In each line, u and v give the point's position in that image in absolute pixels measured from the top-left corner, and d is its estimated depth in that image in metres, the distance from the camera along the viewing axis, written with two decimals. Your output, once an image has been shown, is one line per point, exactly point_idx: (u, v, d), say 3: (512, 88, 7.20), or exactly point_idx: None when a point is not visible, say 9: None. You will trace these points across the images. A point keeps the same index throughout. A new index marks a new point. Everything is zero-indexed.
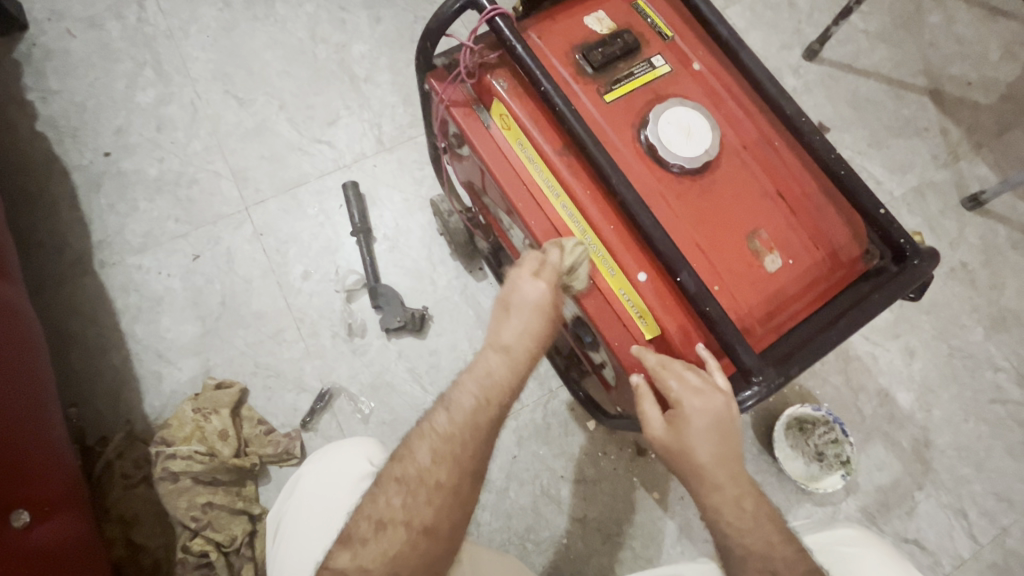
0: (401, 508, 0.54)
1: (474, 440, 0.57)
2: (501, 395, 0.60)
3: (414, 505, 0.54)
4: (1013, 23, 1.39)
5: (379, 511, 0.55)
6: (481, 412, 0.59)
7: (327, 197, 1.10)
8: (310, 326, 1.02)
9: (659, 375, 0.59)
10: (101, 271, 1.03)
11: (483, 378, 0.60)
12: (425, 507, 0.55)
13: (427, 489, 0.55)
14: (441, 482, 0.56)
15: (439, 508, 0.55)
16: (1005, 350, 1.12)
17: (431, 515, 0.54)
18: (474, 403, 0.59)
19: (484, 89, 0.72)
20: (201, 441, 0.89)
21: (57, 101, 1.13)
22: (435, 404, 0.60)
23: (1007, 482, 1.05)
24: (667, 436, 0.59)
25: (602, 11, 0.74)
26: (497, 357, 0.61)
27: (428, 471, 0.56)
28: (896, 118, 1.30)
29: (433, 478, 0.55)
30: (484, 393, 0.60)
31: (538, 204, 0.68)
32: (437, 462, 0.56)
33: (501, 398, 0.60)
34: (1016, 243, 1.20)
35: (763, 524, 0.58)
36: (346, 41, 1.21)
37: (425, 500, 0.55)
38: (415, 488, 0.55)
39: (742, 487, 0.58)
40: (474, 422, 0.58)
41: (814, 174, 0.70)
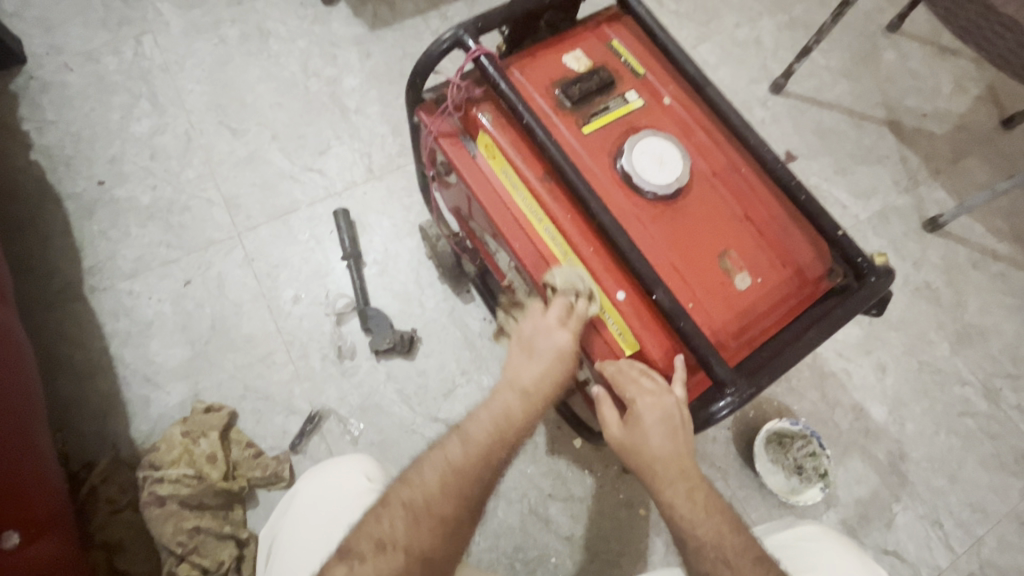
0: (404, 532, 0.57)
1: (484, 486, 0.62)
2: (512, 436, 0.65)
3: (416, 531, 0.58)
4: (963, 59, 1.49)
5: (381, 532, 0.57)
6: (493, 449, 0.64)
7: (318, 223, 1.13)
8: (300, 348, 1.03)
9: (618, 381, 0.63)
10: (91, 297, 1.04)
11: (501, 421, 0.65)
12: (424, 535, 0.58)
13: (429, 517, 0.59)
14: (445, 513, 0.59)
15: (437, 540, 0.58)
16: (970, 364, 1.18)
17: (429, 544, 0.58)
18: (490, 446, 0.64)
19: (470, 121, 0.76)
20: (189, 463, 0.89)
21: (52, 131, 1.16)
22: (448, 434, 0.65)
23: (979, 492, 1.08)
24: (622, 435, 0.64)
25: (579, 50, 0.79)
26: (514, 397, 0.67)
27: (435, 501, 0.60)
28: (859, 147, 1.38)
29: (439, 508, 0.59)
30: (498, 429, 0.65)
31: (546, 261, 0.71)
32: (445, 494, 0.60)
33: (513, 441, 0.65)
34: (975, 262, 1.27)
35: (710, 516, 0.61)
36: (337, 75, 1.26)
37: (425, 528, 0.58)
38: (419, 514, 0.59)
39: (692, 478, 0.62)
40: (492, 466, 0.64)
41: (778, 199, 0.75)
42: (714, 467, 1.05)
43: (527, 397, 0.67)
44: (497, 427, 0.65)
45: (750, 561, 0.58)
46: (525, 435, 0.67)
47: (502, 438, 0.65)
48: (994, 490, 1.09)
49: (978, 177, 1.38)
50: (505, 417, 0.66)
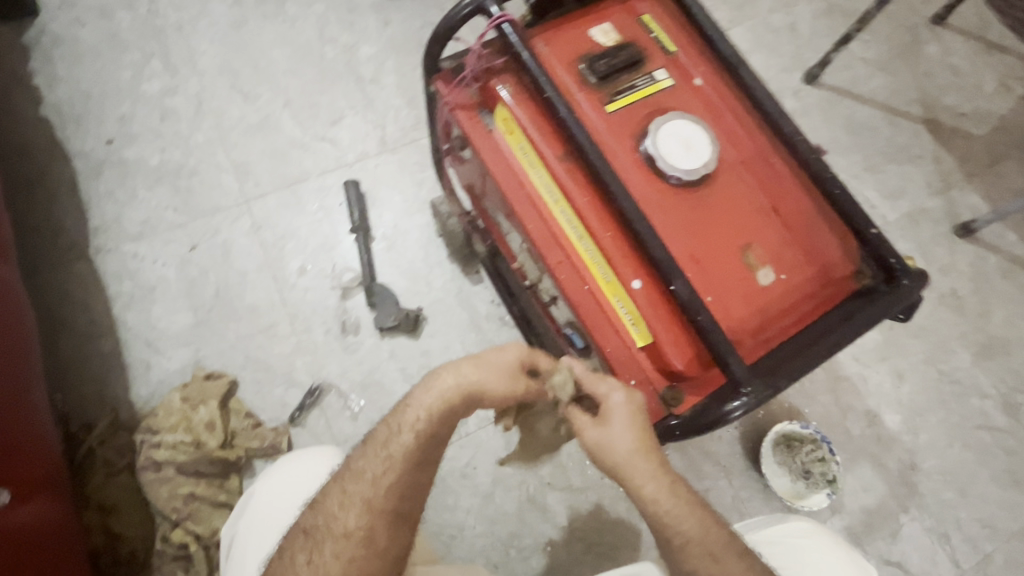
0: (306, 563, 0.56)
1: (395, 488, 0.58)
2: (426, 436, 0.59)
3: (318, 558, 0.56)
4: (1009, 57, 1.42)
5: (282, 567, 0.56)
6: (402, 456, 0.58)
7: (327, 194, 1.11)
8: (304, 321, 1.02)
9: (590, 385, 0.60)
10: (96, 257, 1.03)
11: (408, 418, 0.59)
12: (330, 559, 0.56)
13: (333, 538, 0.57)
14: (349, 528, 0.57)
15: (345, 561, 0.56)
16: (991, 377, 1.13)
17: (338, 567, 0.56)
18: (393, 443, 0.59)
19: (488, 93, 0.73)
20: (187, 430, 0.88)
21: (62, 87, 1.14)
22: (359, 445, 0.61)
23: (991, 509, 1.05)
24: (593, 433, 0.59)
25: (608, 24, 0.75)
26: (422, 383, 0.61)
27: (336, 518, 0.57)
28: (892, 145, 1.32)
29: (342, 525, 0.57)
30: (404, 430, 0.59)
31: (546, 222, 0.68)
32: (347, 508, 0.58)
33: (422, 436, 0.59)
34: (1005, 272, 1.22)
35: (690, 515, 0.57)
36: (353, 43, 1.22)
37: (330, 553, 0.56)
38: (321, 539, 0.57)
39: (670, 472, 0.58)
40: (409, 461, 0.58)
41: (810, 192, 0.71)
42: (718, 466, 1.02)
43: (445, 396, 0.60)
44: (406, 429, 0.59)
45: (734, 554, 0.56)
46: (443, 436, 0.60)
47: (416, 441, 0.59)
48: (1006, 507, 1.05)
49: (1016, 182, 1.31)
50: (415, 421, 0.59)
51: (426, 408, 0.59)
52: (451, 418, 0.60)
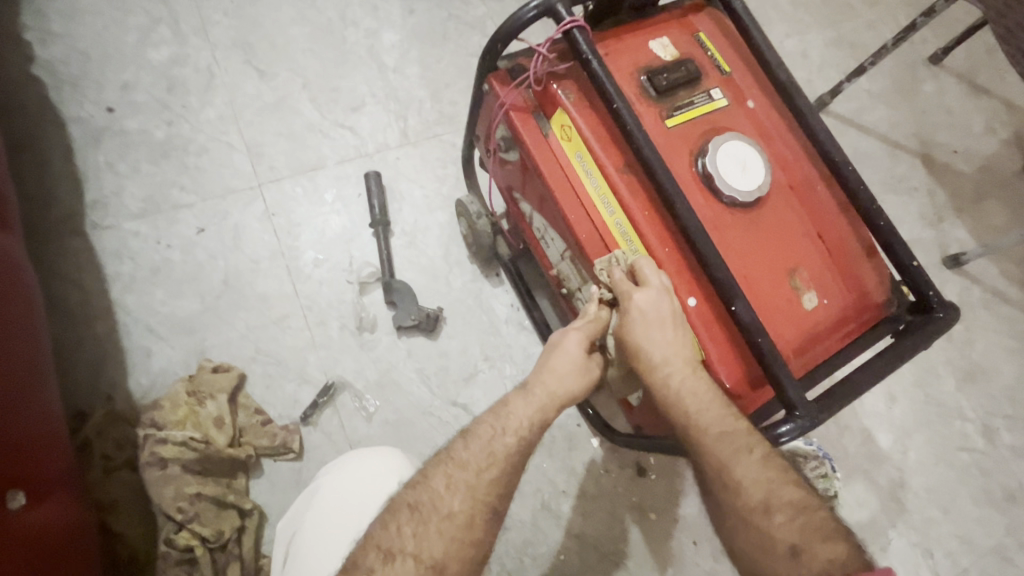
0: (412, 537, 0.56)
1: (496, 482, 0.61)
2: (522, 429, 0.65)
3: (425, 536, 0.57)
4: (993, 101, 1.49)
5: (389, 540, 0.56)
6: (500, 444, 0.63)
7: (345, 183, 1.07)
8: (318, 315, 0.98)
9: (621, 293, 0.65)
10: (93, 234, 0.96)
11: (511, 422, 0.65)
12: (435, 538, 0.57)
13: (439, 518, 0.58)
14: (454, 510, 0.59)
15: (449, 542, 0.57)
16: (973, 402, 1.20)
17: (441, 547, 0.57)
18: (497, 442, 0.63)
19: (547, 98, 0.71)
20: (195, 426, 0.84)
21: (58, 45, 1.05)
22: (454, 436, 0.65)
23: (969, 526, 1.12)
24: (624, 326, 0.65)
25: (666, 38, 0.75)
26: (514, 393, 0.68)
27: (442, 499, 0.59)
28: (890, 175, 1.38)
29: (447, 506, 0.59)
30: (500, 423, 0.65)
31: (601, 233, 0.68)
32: (452, 491, 0.60)
33: (523, 434, 0.64)
34: (987, 303, 1.29)
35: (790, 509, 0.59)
36: (376, 28, 1.18)
37: (435, 531, 0.57)
38: (427, 516, 0.58)
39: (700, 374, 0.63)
40: (509, 461, 0.63)
41: (851, 220, 0.73)
42: None
43: (528, 391, 0.68)
44: (508, 428, 0.64)
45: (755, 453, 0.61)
46: (536, 437, 0.66)
47: (513, 433, 0.64)
48: (982, 524, 1.12)
49: (1000, 219, 1.38)
50: (510, 416, 0.66)
51: (525, 413, 0.66)
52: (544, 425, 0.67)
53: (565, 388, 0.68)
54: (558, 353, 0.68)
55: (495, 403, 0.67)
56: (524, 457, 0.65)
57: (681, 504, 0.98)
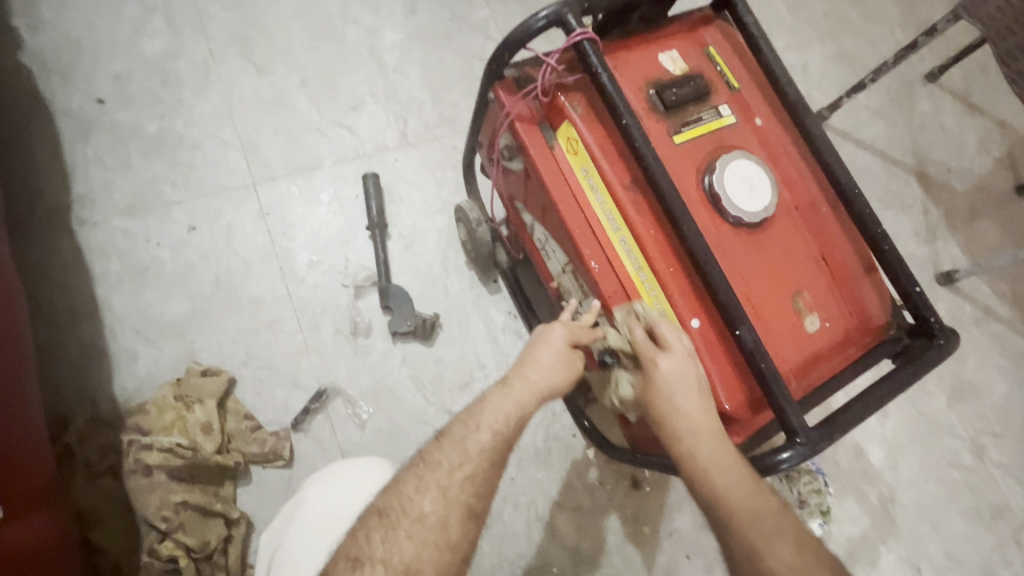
0: (380, 543, 0.54)
1: (470, 480, 0.59)
2: (501, 426, 0.61)
3: (393, 541, 0.55)
4: (988, 120, 1.50)
5: (357, 548, 0.54)
6: (474, 443, 0.60)
7: (343, 184, 1.05)
8: (311, 319, 0.95)
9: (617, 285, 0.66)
10: (79, 231, 0.93)
11: (485, 419, 0.61)
12: (405, 542, 0.55)
13: (407, 521, 0.56)
14: (424, 512, 0.56)
15: (420, 545, 0.55)
16: (963, 419, 1.21)
17: (412, 551, 0.54)
18: (471, 441, 0.60)
19: (554, 109, 0.70)
20: (182, 433, 0.81)
21: (48, 33, 1.02)
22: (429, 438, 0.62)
23: (957, 543, 1.13)
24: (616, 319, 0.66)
25: (675, 52, 0.74)
26: (495, 392, 0.63)
27: (412, 501, 0.57)
28: (887, 192, 1.40)
29: (417, 508, 0.56)
30: (474, 421, 0.61)
31: (603, 249, 0.67)
32: (422, 493, 0.57)
33: (499, 430, 0.61)
34: (979, 321, 1.30)
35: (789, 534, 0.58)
36: (377, 27, 1.16)
37: (404, 535, 0.55)
38: (397, 521, 0.56)
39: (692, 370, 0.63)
40: (486, 460, 0.60)
41: (854, 242, 0.73)
42: None
43: (507, 386, 0.64)
44: (483, 425, 0.61)
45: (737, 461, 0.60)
46: (517, 435, 0.62)
47: (492, 431, 0.61)
48: (970, 542, 1.13)
49: (992, 238, 1.40)
50: (491, 417, 0.62)
51: (502, 408, 0.62)
52: (523, 420, 0.63)
53: (548, 384, 0.65)
54: (545, 348, 0.66)
55: (469, 405, 0.63)
56: (505, 455, 0.62)
57: (675, 518, 0.98)
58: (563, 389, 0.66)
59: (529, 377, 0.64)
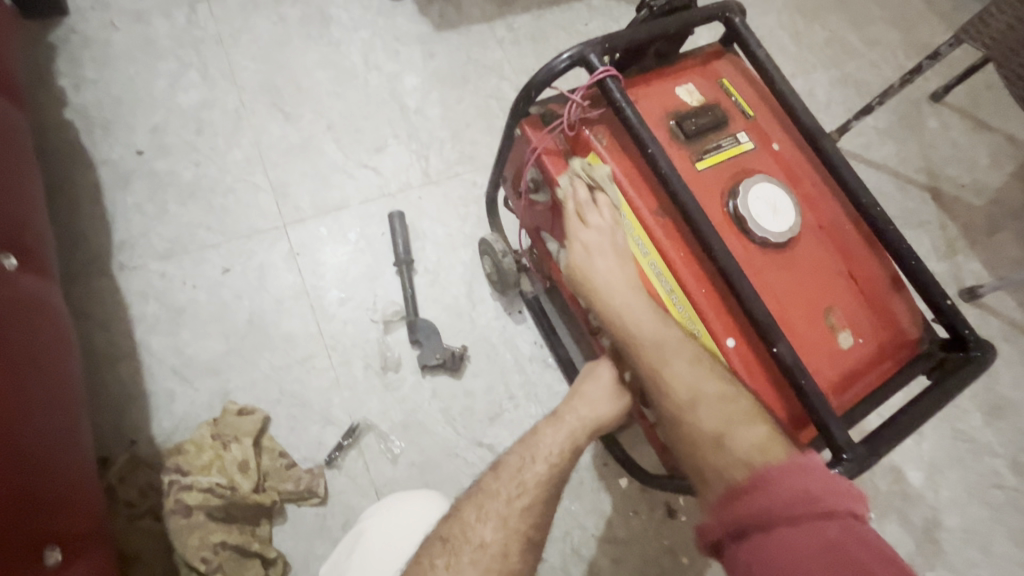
0: (445, 570, 0.54)
1: (529, 510, 0.59)
2: (556, 458, 0.62)
3: (456, 567, 0.54)
4: (998, 136, 1.52)
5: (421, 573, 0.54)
6: (531, 474, 0.61)
7: (369, 222, 1.08)
8: (342, 354, 0.97)
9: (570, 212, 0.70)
10: (119, 275, 0.97)
11: (540, 451, 0.63)
12: (468, 570, 0.54)
13: (471, 548, 0.56)
14: (486, 540, 0.56)
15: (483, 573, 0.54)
16: (1002, 437, 1.18)
17: None
18: (528, 471, 0.61)
19: (579, 142, 0.73)
20: (220, 471, 0.82)
21: (91, 90, 1.08)
22: (485, 470, 0.63)
23: (1009, 568, 1.09)
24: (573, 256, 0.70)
25: (691, 85, 0.78)
26: (548, 427, 0.65)
27: (474, 529, 0.57)
28: (903, 210, 1.40)
29: (479, 535, 0.56)
30: (529, 452, 0.63)
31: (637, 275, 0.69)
32: (483, 520, 0.57)
33: (554, 463, 0.62)
34: (1008, 336, 1.29)
35: (751, 426, 0.56)
36: (398, 72, 1.21)
37: (468, 562, 0.55)
38: (459, 547, 0.56)
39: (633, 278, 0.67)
40: (543, 491, 0.60)
41: (879, 259, 0.74)
42: None
43: (556, 418, 0.66)
44: (540, 457, 0.62)
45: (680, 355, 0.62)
46: (572, 470, 0.63)
47: (546, 462, 0.62)
48: (1023, 566, 1.09)
49: (1013, 251, 1.39)
50: (546, 449, 0.63)
51: (555, 441, 0.64)
52: (577, 454, 0.64)
53: (597, 417, 0.65)
54: (591, 380, 0.68)
55: (523, 438, 0.64)
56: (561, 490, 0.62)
57: None
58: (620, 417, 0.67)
59: (578, 409, 0.66)
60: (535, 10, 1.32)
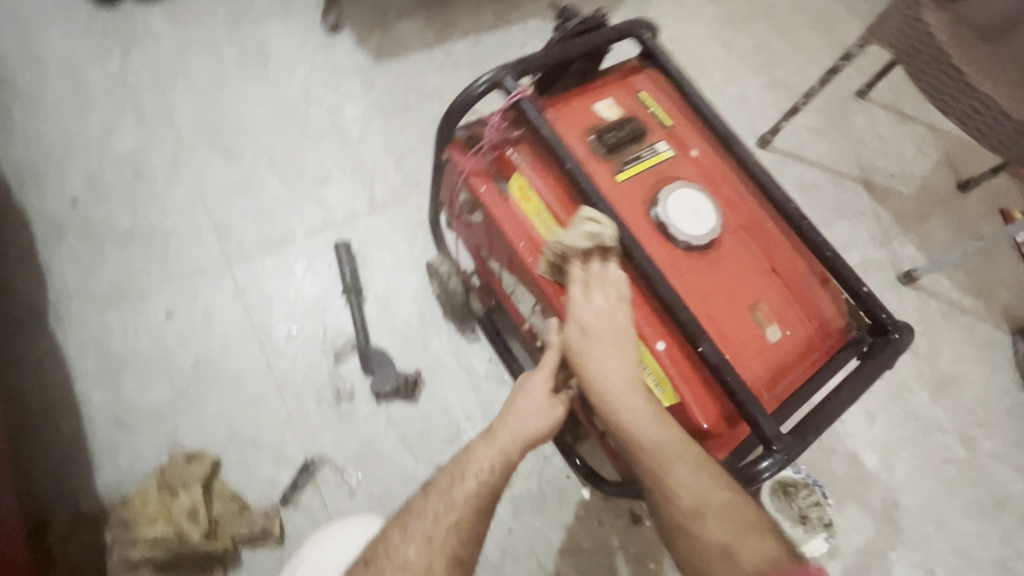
0: None
1: (454, 528, 0.61)
2: (487, 474, 0.64)
3: None
4: (921, 127, 1.61)
5: None
6: (460, 492, 0.63)
7: (316, 254, 1.08)
8: (294, 389, 0.96)
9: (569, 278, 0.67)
10: (57, 327, 0.94)
11: (471, 468, 0.64)
12: None
13: (393, 568, 0.59)
14: (408, 560, 0.59)
15: None
16: (949, 413, 1.23)
17: None
18: (456, 489, 0.63)
19: (503, 163, 0.75)
20: (167, 521, 0.80)
21: (21, 143, 1.07)
22: (418, 491, 0.65)
23: (965, 540, 1.12)
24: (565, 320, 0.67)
25: (609, 99, 0.81)
26: (482, 444, 0.66)
27: (397, 549, 0.60)
28: (838, 202, 1.47)
29: (401, 555, 0.59)
30: (461, 470, 0.65)
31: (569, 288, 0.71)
32: (407, 540, 0.60)
33: (484, 479, 0.64)
34: (946, 315, 1.34)
35: (687, 468, 0.59)
36: (339, 104, 1.23)
37: None
38: (381, 568, 0.59)
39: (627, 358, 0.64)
40: (470, 508, 0.62)
41: (801, 253, 0.77)
42: None
43: (490, 435, 0.67)
44: (469, 474, 0.64)
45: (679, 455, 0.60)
46: (505, 485, 0.65)
47: (477, 479, 0.64)
48: (977, 537, 1.13)
49: (943, 234, 1.47)
50: (478, 466, 0.64)
51: (488, 457, 0.65)
52: (510, 468, 0.65)
53: (530, 430, 0.66)
54: (523, 396, 0.68)
55: (457, 456, 0.66)
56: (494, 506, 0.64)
57: None
58: (550, 431, 0.68)
59: (512, 426, 0.66)
60: (472, 36, 1.36)
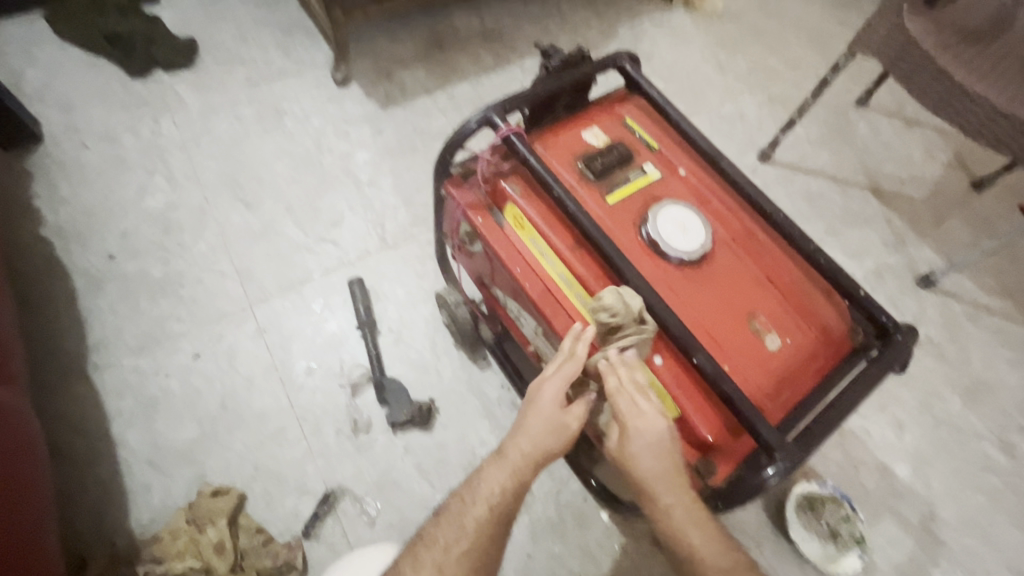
0: None
1: (466, 557, 0.62)
2: (499, 499, 0.65)
3: None
4: (927, 130, 1.60)
5: None
6: (473, 519, 0.64)
7: (332, 292, 1.13)
8: (313, 423, 1.00)
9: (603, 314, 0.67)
10: (95, 375, 1.01)
11: (482, 492, 0.66)
12: None
13: None
14: None
15: None
16: (984, 419, 1.18)
17: None
18: (467, 515, 0.65)
19: (498, 194, 0.79)
20: (195, 555, 0.84)
21: (65, 207, 1.17)
22: (431, 519, 0.67)
23: (1015, 553, 1.06)
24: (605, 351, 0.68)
25: (596, 128, 0.85)
26: (493, 467, 0.67)
27: None
28: (847, 210, 1.46)
29: None
30: (473, 496, 0.66)
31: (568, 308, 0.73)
32: (418, 570, 0.62)
33: (495, 504, 0.65)
34: (972, 317, 1.31)
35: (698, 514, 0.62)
36: (350, 150, 1.31)
37: None
38: None
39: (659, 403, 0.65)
40: (481, 535, 0.64)
41: (795, 262, 0.78)
42: (747, 537, 1.01)
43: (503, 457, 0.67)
44: (480, 500, 0.66)
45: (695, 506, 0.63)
46: (515, 509, 0.66)
47: (488, 504, 0.65)
48: None
49: (961, 235, 1.44)
50: (490, 491, 0.66)
51: (498, 481, 0.66)
52: (520, 491, 0.66)
53: (541, 450, 0.66)
54: (535, 412, 0.68)
55: (470, 482, 0.67)
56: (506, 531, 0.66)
57: None
58: (562, 447, 0.68)
59: (526, 449, 0.67)
60: (472, 79, 1.44)
